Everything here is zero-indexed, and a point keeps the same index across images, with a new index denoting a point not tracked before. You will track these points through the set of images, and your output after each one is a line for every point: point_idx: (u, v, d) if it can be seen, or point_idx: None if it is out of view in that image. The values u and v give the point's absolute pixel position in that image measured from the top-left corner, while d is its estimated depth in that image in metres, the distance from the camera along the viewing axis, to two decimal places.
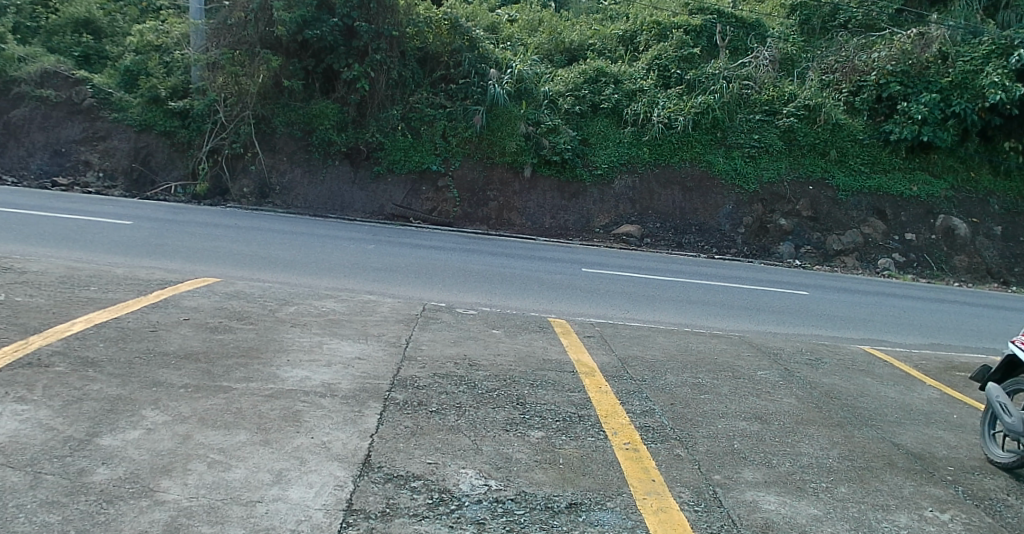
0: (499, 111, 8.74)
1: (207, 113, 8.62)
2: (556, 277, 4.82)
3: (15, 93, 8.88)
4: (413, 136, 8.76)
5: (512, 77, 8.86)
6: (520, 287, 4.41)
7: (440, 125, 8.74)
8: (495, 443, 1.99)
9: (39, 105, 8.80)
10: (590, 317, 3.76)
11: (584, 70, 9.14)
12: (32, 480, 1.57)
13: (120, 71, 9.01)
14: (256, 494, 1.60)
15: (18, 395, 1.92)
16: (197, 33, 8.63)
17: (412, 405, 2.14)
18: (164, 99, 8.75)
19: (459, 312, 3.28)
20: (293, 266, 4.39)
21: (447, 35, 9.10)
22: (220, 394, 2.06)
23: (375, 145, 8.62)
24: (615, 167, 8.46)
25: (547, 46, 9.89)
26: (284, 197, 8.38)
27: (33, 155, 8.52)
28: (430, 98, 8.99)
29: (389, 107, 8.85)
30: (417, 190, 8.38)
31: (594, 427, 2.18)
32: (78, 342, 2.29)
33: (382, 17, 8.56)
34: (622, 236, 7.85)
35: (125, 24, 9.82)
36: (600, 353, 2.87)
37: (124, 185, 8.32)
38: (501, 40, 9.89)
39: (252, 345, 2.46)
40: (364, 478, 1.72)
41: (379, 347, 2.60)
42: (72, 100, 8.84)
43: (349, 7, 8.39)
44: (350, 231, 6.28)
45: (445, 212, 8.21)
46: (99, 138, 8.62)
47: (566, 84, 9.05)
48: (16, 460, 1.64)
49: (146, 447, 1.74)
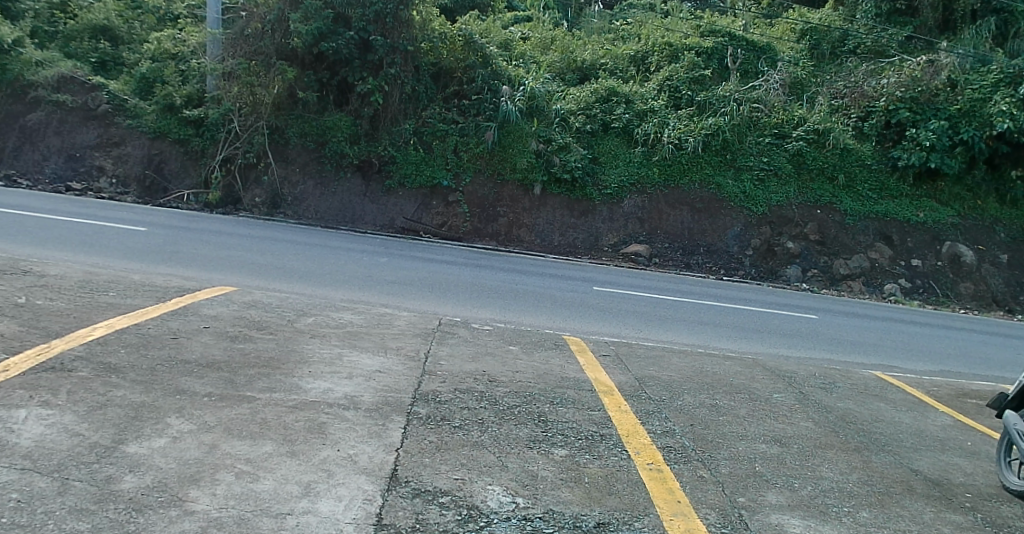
0: (510, 128, 8.76)
1: (221, 122, 8.62)
2: (569, 295, 4.79)
3: (31, 97, 8.90)
4: (424, 151, 8.76)
5: (525, 94, 8.93)
6: (534, 304, 4.38)
7: (452, 140, 8.76)
8: (520, 461, 1.94)
9: (55, 109, 8.81)
10: (604, 336, 3.72)
11: (596, 90, 9.15)
12: (59, 487, 1.52)
13: (135, 78, 9.03)
14: (285, 507, 1.55)
15: (42, 399, 1.87)
16: (213, 42, 8.68)
17: (435, 420, 2.10)
18: (178, 107, 8.75)
19: (475, 327, 3.23)
20: (304, 275, 4.33)
21: (461, 50, 9.13)
22: (243, 404, 2.00)
23: (387, 158, 8.64)
24: (625, 187, 8.50)
25: (559, 65, 9.94)
26: (295, 207, 8.36)
27: (47, 159, 8.50)
28: (443, 113, 9.02)
29: (402, 122, 8.90)
30: (427, 205, 8.38)
31: (617, 446, 2.14)
32: (100, 347, 2.24)
33: (397, 31, 8.57)
34: (630, 255, 7.87)
35: (143, 32, 9.81)
36: (617, 373, 2.82)
37: (136, 193, 8.28)
38: (513, 57, 9.94)
39: (273, 355, 2.41)
40: (392, 492, 1.67)
41: (398, 361, 2.54)
42: (87, 106, 8.84)
43: (365, 21, 8.41)
44: (361, 242, 6.28)
45: (454, 227, 8.19)
46: (114, 144, 8.61)
47: (578, 102, 9.06)
48: (43, 466, 1.59)
49: (173, 456, 1.69)
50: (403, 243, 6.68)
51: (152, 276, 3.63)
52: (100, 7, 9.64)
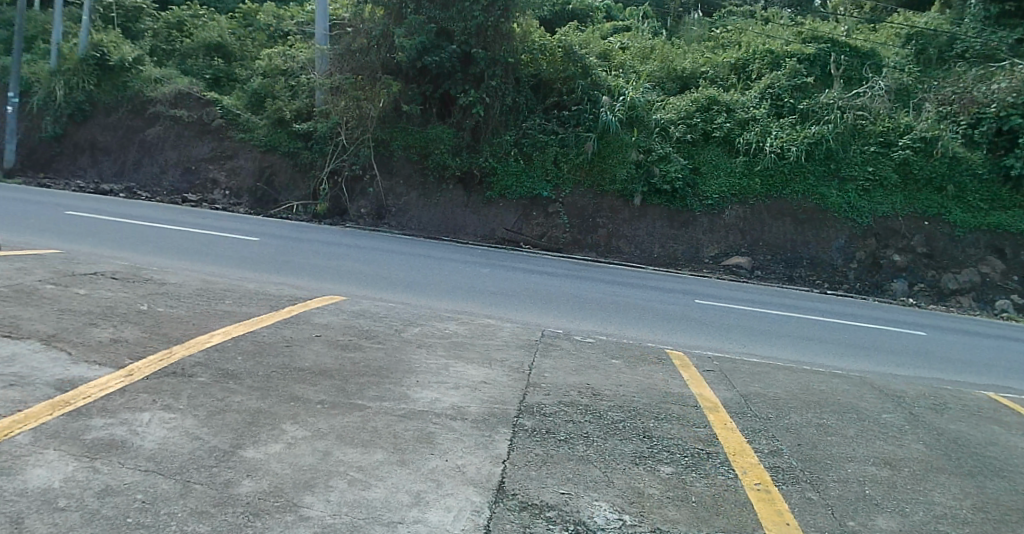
0: (610, 138, 8.73)
1: (330, 136, 8.89)
2: (666, 307, 4.72)
3: (151, 112, 9.62)
4: (525, 162, 8.81)
5: (624, 104, 8.85)
6: (632, 316, 4.33)
7: (552, 151, 8.77)
8: (626, 477, 1.91)
9: (172, 124, 9.46)
10: (707, 351, 3.64)
11: (696, 98, 9.01)
12: (181, 490, 1.57)
13: (248, 93, 9.54)
14: (397, 515, 1.56)
15: (165, 403, 1.97)
16: (322, 57, 9.03)
17: (541, 433, 2.09)
18: (289, 121, 9.12)
19: (577, 339, 3.22)
20: (425, 291, 4.38)
21: (561, 62, 9.21)
22: (355, 412, 2.04)
23: (488, 170, 8.70)
24: (726, 197, 8.36)
25: (658, 74, 9.81)
26: (399, 219, 8.56)
27: (165, 172, 9.15)
28: (543, 124, 9.05)
29: (501, 133, 8.97)
30: (527, 216, 8.45)
31: (723, 464, 2.09)
32: (218, 353, 2.34)
33: (498, 44, 8.76)
34: (732, 267, 7.79)
35: (253, 48, 10.38)
36: (721, 389, 2.75)
37: (248, 204, 8.71)
38: (613, 67, 9.98)
39: (382, 364, 2.44)
40: (500, 505, 1.67)
41: (503, 373, 2.54)
42: (203, 120, 9.40)
43: (467, 34, 8.66)
44: (462, 254, 6.27)
45: (554, 238, 8.22)
46: (227, 157, 9.14)
47: (677, 112, 8.92)
48: (166, 468, 1.65)
49: (288, 462, 1.73)
50: (503, 254, 6.66)
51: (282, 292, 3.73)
52: (215, 27, 10.45)
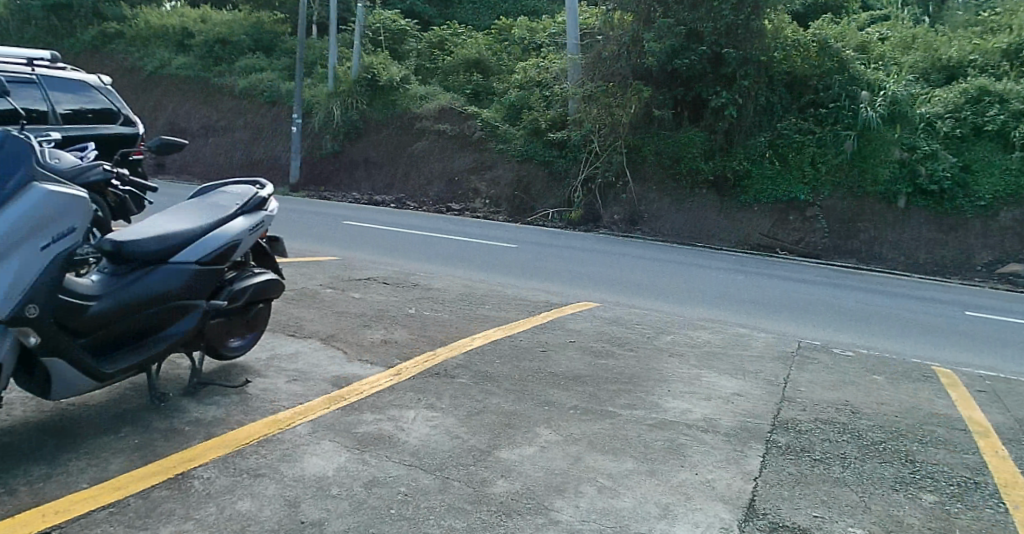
0: (871, 133, 9.01)
1: (583, 143, 10.27)
2: (939, 321, 4.37)
3: (421, 128, 12.05)
4: (781, 163, 9.34)
5: (887, 99, 9.00)
6: (898, 329, 4.09)
7: (810, 150, 9.20)
8: (885, 503, 1.74)
9: (439, 137, 11.71)
10: (992, 371, 3.30)
11: (965, 89, 8.90)
12: (440, 485, 1.70)
13: (508, 106, 11.43)
14: (644, 526, 1.55)
15: (431, 402, 2.20)
16: (575, 68, 10.32)
17: (794, 450, 2.01)
18: (545, 130, 10.75)
19: (834, 353, 3.14)
20: (720, 282, 5.28)
21: (816, 57, 9.58)
22: (605, 418, 2.11)
23: (743, 172, 9.37)
24: (1000, 197, 8.17)
25: (922, 65, 9.60)
26: (651, 224, 9.34)
27: (433, 183, 11.18)
28: (799, 124, 9.51)
29: (756, 133, 9.62)
30: (784, 219, 8.83)
31: (994, 495, 1.83)
32: (479, 359, 2.59)
33: (748, 42, 9.44)
34: (1008, 276, 7.29)
35: (509, 61, 12.60)
36: (995, 412, 2.48)
37: (510, 211, 10.21)
38: (873, 60, 9.80)
39: (633, 372, 2.56)
40: (750, 523, 1.60)
41: (754, 384, 2.55)
42: (466, 132, 11.53)
43: (717, 36, 9.45)
44: (719, 258, 7.03)
45: (810, 242, 8.47)
46: (488, 167, 10.96)
47: (946, 104, 8.86)
48: (427, 463, 1.80)
49: (540, 465, 1.81)
50: (760, 258, 7.36)
51: (618, 285, 4.87)
52: (473, 45, 12.91)
